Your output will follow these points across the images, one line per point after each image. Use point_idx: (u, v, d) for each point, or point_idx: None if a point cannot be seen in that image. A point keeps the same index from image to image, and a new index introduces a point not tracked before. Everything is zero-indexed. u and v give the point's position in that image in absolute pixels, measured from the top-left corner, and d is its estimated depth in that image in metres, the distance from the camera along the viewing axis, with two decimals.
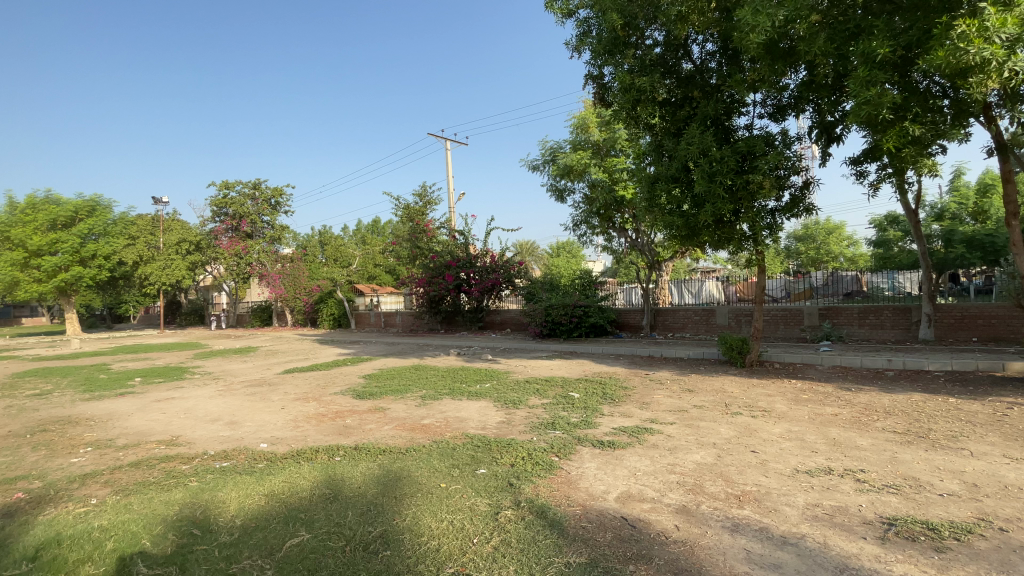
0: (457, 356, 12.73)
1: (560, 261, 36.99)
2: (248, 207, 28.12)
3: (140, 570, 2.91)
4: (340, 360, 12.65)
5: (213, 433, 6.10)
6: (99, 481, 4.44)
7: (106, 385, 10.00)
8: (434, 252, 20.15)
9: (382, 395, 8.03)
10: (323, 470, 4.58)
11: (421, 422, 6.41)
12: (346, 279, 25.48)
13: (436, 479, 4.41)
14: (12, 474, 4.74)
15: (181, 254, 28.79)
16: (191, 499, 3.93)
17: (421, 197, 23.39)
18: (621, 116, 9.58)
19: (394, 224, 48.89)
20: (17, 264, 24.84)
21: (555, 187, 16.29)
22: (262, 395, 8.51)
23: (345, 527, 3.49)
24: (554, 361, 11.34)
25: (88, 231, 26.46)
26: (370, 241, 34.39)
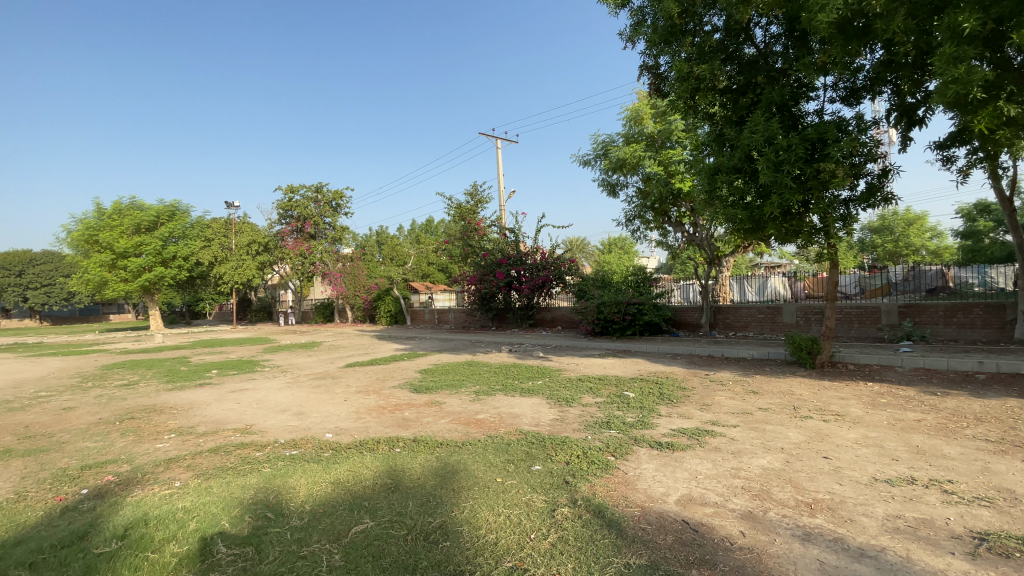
0: (509, 353, 12.80)
1: (612, 258, 36.38)
2: (311, 210, 29.62)
3: (222, 547, 3.12)
4: (396, 355, 13.07)
5: (282, 423, 6.47)
6: (183, 465, 4.82)
7: (187, 377, 10.85)
8: (485, 250, 20.33)
9: (438, 390, 8.22)
10: (384, 460, 4.74)
11: (476, 417, 6.49)
12: (402, 277, 26.30)
13: (492, 473, 4.45)
14: (110, 455, 5.23)
15: (251, 254, 30.47)
16: (264, 484, 4.18)
17: (472, 196, 23.66)
18: (679, 107, 9.25)
19: (447, 223, 49.95)
20: (107, 264, 27.38)
21: (607, 182, 16.03)
22: (326, 388, 8.95)
23: (406, 516, 3.60)
24: (608, 359, 11.16)
25: (168, 234, 28.78)
26: (425, 241, 35.31)
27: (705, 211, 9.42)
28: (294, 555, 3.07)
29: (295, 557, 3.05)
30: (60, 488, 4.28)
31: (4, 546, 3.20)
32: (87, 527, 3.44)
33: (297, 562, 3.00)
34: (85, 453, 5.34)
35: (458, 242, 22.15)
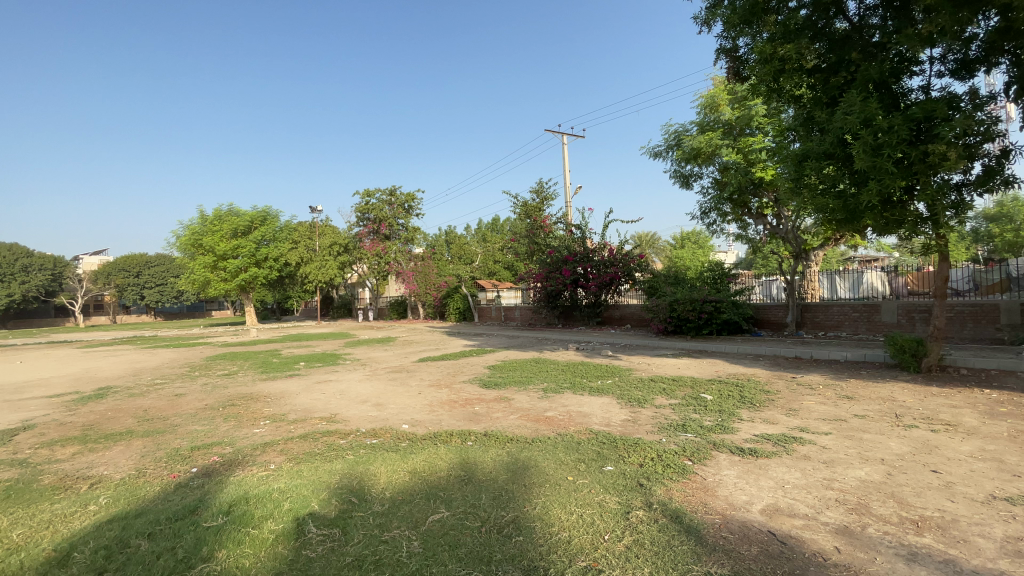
0: (577, 351, 12.67)
1: (685, 253, 34.94)
2: (386, 212, 31.06)
3: (313, 527, 3.35)
4: (466, 351, 13.40)
5: (362, 413, 6.84)
6: (276, 449, 5.23)
7: (278, 368, 11.78)
8: (552, 247, 20.25)
9: (508, 386, 8.31)
10: (457, 453, 4.86)
11: (546, 414, 6.50)
12: (470, 275, 26.92)
13: (564, 471, 4.43)
14: (216, 438, 5.80)
15: (333, 255, 32.68)
16: (348, 470, 4.44)
17: (537, 193, 23.64)
18: (762, 90, 8.67)
19: (514, 221, 50.39)
20: (210, 265, 30.21)
21: (679, 173, 15.42)
22: (401, 381, 9.35)
23: (480, 509, 3.67)
24: (681, 359, 10.73)
25: (261, 237, 31.35)
26: (492, 239, 35.87)
27: (789, 201, 8.80)
28: (376, 539, 3.23)
29: (377, 541, 3.21)
30: (175, 466, 4.81)
31: (133, 514, 3.64)
32: (198, 501, 3.83)
33: (379, 545, 3.15)
34: (196, 435, 5.96)
35: (525, 240, 22.25)
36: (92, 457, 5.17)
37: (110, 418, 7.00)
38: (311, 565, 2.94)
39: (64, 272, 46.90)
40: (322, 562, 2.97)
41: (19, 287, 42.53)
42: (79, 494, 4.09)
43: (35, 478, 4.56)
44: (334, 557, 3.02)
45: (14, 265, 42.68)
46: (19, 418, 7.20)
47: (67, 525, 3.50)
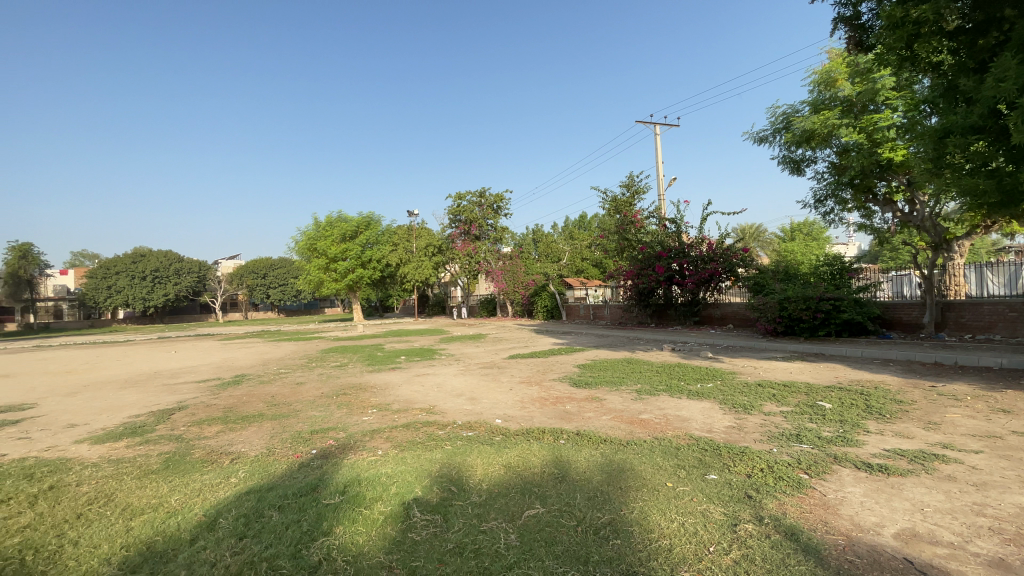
0: (673, 352, 12.14)
1: (795, 246, 31.93)
2: (476, 213, 32.05)
3: (417, 512, 3.54)
4: (556, 349, 13.41)
5: (458, 406, 7.12)
6: (382, 437, 5.62)
7: (381, 361, 12.66)
8: (644, 243, 19.61)
9: (599, 385, 8.18)
10: (551, 450, 4.88)
11: (640, 416, 6.30)
12: (558, 272, 26.92)
13: (663, 477, 4.25)
14: (330, 424, 6.37)
15: (428, 255, 34.40)
16: (447, 460, 4.64)
17: (627, 187, 22.96)
18: (889, 61, 7.69)
19: (602, 218, 49.47)
20: (323, 267, 33.13)
21: (790, 159, 14.16)
22: (493, 377, 9.60)
23: (576, 508, 3.64)
24: (791, 363, 9.84)
25: (366, 241, 33.80)
26: (581, 236, 35.50)
27: (927, 182, 7.77)
28: (475, 528, 3.33)
29: (476, 530, 3.31)
30: (298, 447, 5.35)
31: (265, 488, 4.11)
32: (317, 480, 4.22)
33: (478, 535, 3.25)
34: (314, 421, 6.59)
35: (614, 236, 21.73)
36: (232, 436, 5.92)
37: (245, 402, 7.98)
38: (416, 547, 3.11)
39: (208, 274, 54.30)
40: (425, 546, 3.13)
41: (175, 287, 49.97)
42: (223, 467, 4.70)
43: (190, 451, 5.33)
44: (437, 542, 3.17)
45: (171, 269, 50.24)
46: (177, 399, 8.46)
47: (214, 494, 4.04)
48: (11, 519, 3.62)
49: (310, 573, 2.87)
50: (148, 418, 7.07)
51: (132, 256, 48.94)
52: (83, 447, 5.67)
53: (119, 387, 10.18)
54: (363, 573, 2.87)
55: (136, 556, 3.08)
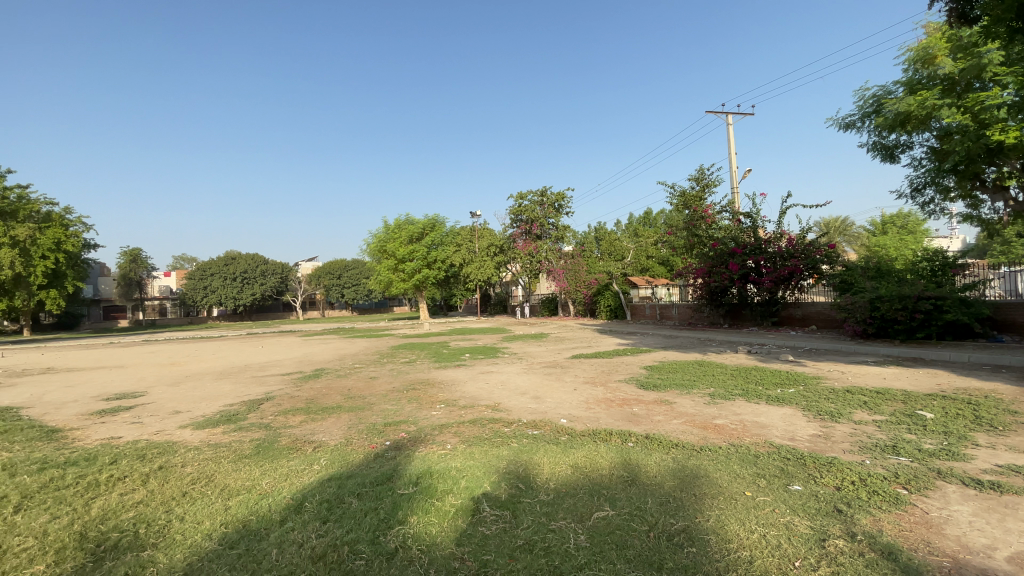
0: (748, 354, 11.49)
1: (888, 240, 29.20)
2: (537, 212, 32.12)
3: (486, 508, 3.60)
4: (621, 349, 13.12)
5: (523, 405, 7.16)
6: (450, 431, 5.77)
7: (447, 358, 13.01)
8: (715, 240, 18.75)
9: (668, 388, 7.91)
10: (619, 453, 4.78)
11: (713, 421, 6.01)
12: (622, 271, 26.36)
13: (740, 485, 4.03)
14: (402, 417, 6.63)
15: (490, 255, 34.91)
16: (514, 457, 4.68)
17: (696, 181, 22.05)
18: (996, 33, 6.83)
19: (668, 214, 47.79)
20: (392, 268, 34.54)
21: (882, 145, 12.96)
22: (557, 376, 9.56)
23: (647, 513, 3.54)
24: (885, 368, 8.99)
25: (431, 242, 34.85)
26: (646, 234, 34.53)
27: None
28: (544, 527, 3.33)
29: (545, 529, 3.31)
30: (373, 439, 5.62)
31: (344, 476, 4.35)
32: (391, 471, 4.40)
33: (547, 533, 3.24)
34: (386, 414, 6.89)
35: (683, 232, 20.95)
36: (313, 426, 6.31)
37: (324, 394, 8.50)
38: (487, 542, 3.16)
39: (289, 275, 58.37)
40: (496, 541, 3.17)
41: (261, 287, 54.17)
42: (307, 455, 5.03)
43: (277, 438, 5.74)
44: (507, 537, 3.20)
45: (257, 270, 54.50)
46: (264, 390, 9.16)
47: (299, 479, 4.32)
48: (131, 493, 4.08)
49: (387, 559, 3.00)
50: (240, 407, 7.71)
51: (224, 259, 53.60)
52: (187, 431, 6.28)
53: (215, 378, 11.18)
54: (437, 563, 2.96)
55: (234, 532, 3.36)
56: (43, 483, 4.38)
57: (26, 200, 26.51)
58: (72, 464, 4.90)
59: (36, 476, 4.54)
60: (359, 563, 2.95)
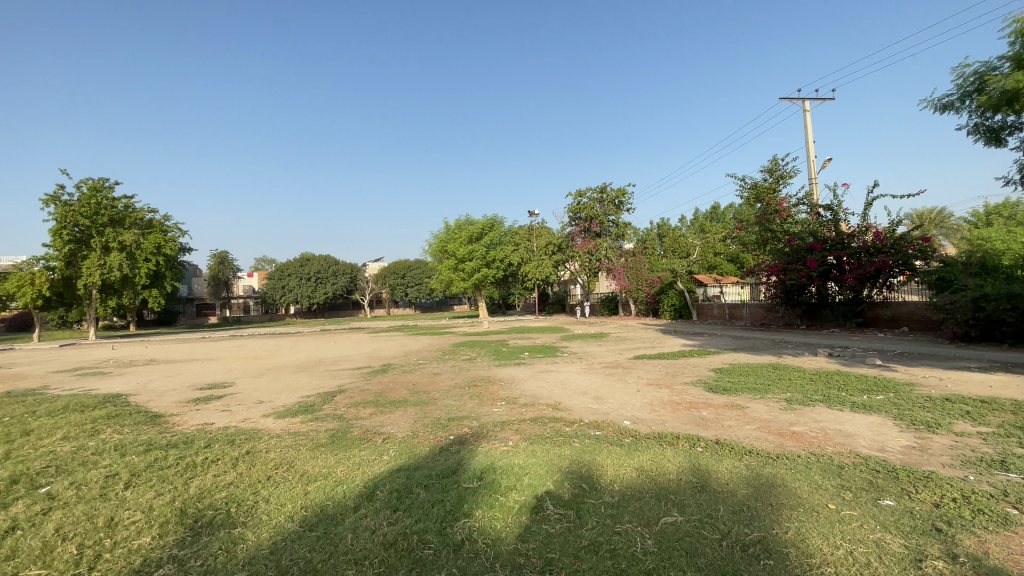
0: (829, 358, 10.71)
1: (994, 232, 26.15)
2: (597, 209, 31.66)
3: (550, 506, 3.59)
4: (686, 350, 12.64)
5: (585, 404, 7.08)
6: (512, 428, 5.81)
7: (507, 356, 13.13)
8: (791, 235, 17.62)
9: (739, 392, 7.53)
10: (687, 457, 4.61)
11: (790, 428, 5.65)
12: (687, 269, 25.41)
13: (821, 496, 3.77)
14: (464, 413, 6.77)
15: (548, 254, 34.87)
16: (577, 457, 4.64)
17: (770, 173, 20.83)
18: None
19: (737, 209, 45.45)
20: (452, 267, 35.28)
21: (986, 128, 11.59)
22: (619, 376, 9.38)
23: (718, 520, 3.39)
24: (992, 374, 8.05)
25: (490, 241, 35.29)
26: (712, 229, 33.07)
27: None
28: (609, 528, 3.28)
29: (610, 530, 3.26)
30: (437, 432, 5.78)
31: (411, 467, 4.50)
32: (456, 465, 4.50)
33: (613, 535, 3.19)
34: (450, 409, 7.07)
35: (755, 227, 19.86)
36: (382, 418, 6.59)
37: (391, 388, 8.85)
38: (552, 540, 3.15)
39: (357, 275, 61.32)
40: (560, 540, 3.16)
41: (332, 287, 57.31)
42: (377, 446, 5.26)
43: (349, 429, 6.05)
44: (571, 537, 3.18)
45: (329, 270, 57.70)
46: (336, 383, 9.68)
47: (370, 469, 4.53)
48: (222, 475, 4.46)
49: (454, 550, 3.07)
50: (315, 398, 8.19)
51: (299, 260, 57.23)
52: (269, 419, 6.76)
53: (293, 371, 11.96)
54: (502, 557, 2.99)
55: (313, 516, 3.58)
56: (150, 462, 4.88)
57: (132, 209, 29.54)
58: (173, 446, 5.42)
59: (144, 456, 5.07)
60: (428, 552, 3.05)
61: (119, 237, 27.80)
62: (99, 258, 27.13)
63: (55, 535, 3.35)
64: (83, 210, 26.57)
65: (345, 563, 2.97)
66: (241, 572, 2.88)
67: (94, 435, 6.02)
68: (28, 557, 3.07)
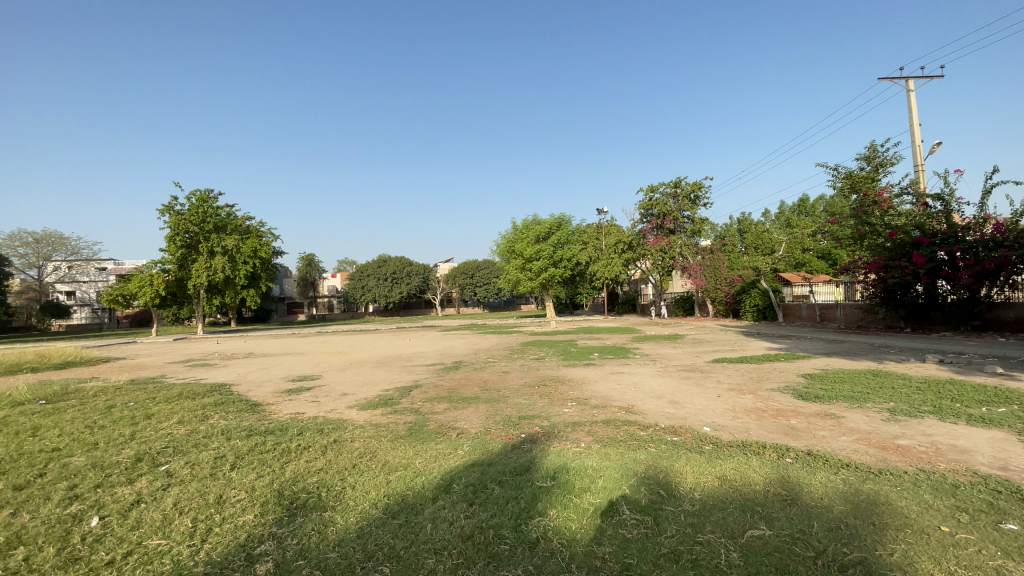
0: (940, 365, 9.60)
1: None
2: (671, 205, 30.50)
3: (626, 510, 3.50)
4: (771, 354, 11.83)
5: (660, 409, 6.84)
6: (584, 429, 5.75)
7: (577, 357, 13.02)
8: (894, 228, 15.95)
9: (834, 400, 6.92)
10: (775, 468, 4.32)
11: (896, 441, 5.10)
12: (771, 267, 23.78)
13: (934, 517, 3.37)
14: (535, 412, 6.79)
15: (618, 253, 34.16)
16: (654, 462, 4.49)
17: (867, 160, 19.00)
18: None
19: (829, 201, 41.82)
20: (520, 267, 35.40)
21: None
22: (697, 380, 8.97)
23: (813, 537, 3.13)
24: None
25: (558, 240, 35.04)
26: (798, 224, 30.73)
27: None
28: (690, 538, 3.14)
29: (691, 540, 3.12)
30: (510, 430, 5.85)
31: (486, 463, 4.59)
32: (529, 463, 4.52)
33: (694, 545, 3.05)
34: (521, 407, 7.12)
35: (850, 221, 18.18)
36: (455, 414, 6.78)
37: (463, 385, 9.08)
38: (629, 545, 3.08)
39: (429, 275, 63.57)
40: (638, 546, 3.07)
41: (406, 287, 59.82)
42: (451, 441, 5.41)
43: (425, 423, 6.28)
44: (649, 543, 3.08)
45: (403, 271, 60.25)
46: (412, 378, 10.08)
47: (446, 462, 4.67)
48: (312, 461, 4.79)
49: (529, 548, 3.09)
50: (393, 393, 8.59)
51: (377, 261, 60.36)
52: (352, 411, 7.19)
53: (372, 366, 12.62)
54: (578, 559, 2.96)
55: (394, 505, 3.74)
56: (251, 446, 5.35)
57: (233, 216, 32.60)
58: (270, 433, 5.92)
59: (246, 440, 5.58)
60: (504, 548, 3.08)
61: (222, 243, 30.80)
62: (205, 261, 30.20)
63: (175, 508, 3.77)
64: (193, 218, 29.63)
65: (425, 552, 3.08)
66: (331, 553, 3.08)
67: (204, 421, 6.71)
68: (154, 526, 3.48)
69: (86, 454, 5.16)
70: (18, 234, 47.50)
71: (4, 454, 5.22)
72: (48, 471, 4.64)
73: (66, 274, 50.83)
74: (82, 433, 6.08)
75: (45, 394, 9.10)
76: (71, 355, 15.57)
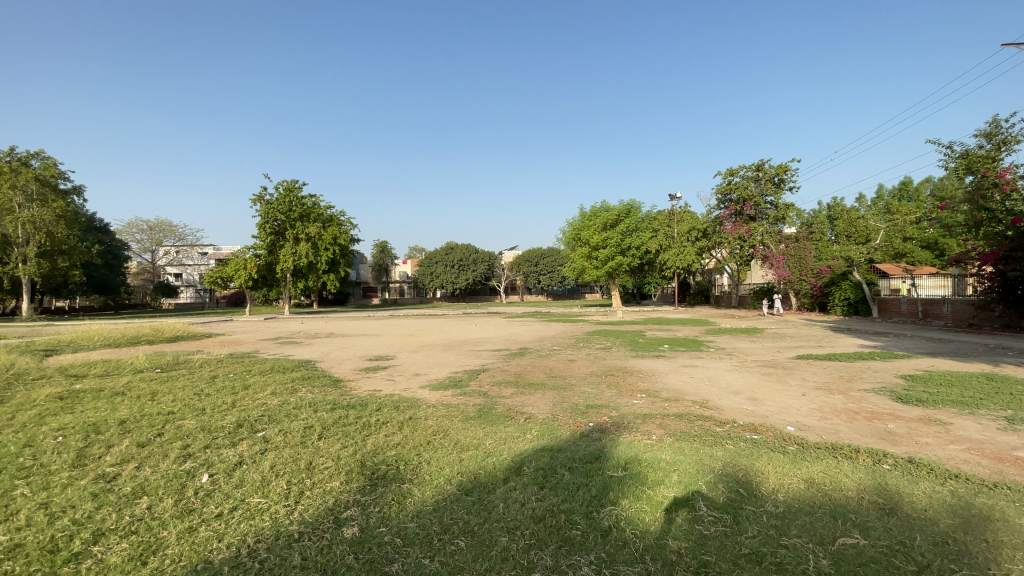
0: None
1: None
2: (752, 189, 28.76)
3: (702, 506, 3.39)
4: (864, 352, 10.89)
5: (737, 405, 6.52)
6: (655, 422, 5.59)
7: (646, 348, 12.70)
8: (1018, 214, 13.91)
9: (939, 405, 6.24)
10: (870, 475, 3.98)
11: (1015, 453, 4.52)
12: (865, 257, 21.70)
13: None
14: (603, 401, 6.72)
15: (691, 240, 32.78)
16: (732, 459, 4.30)
17: (987, 138, 16.67)
18: None
19: (937, 183, 37.60)
20: (586, 254, 34.66)
21: None
22: (779, 377, 8.46)
23: (914, 551, 2.85)
24: None
25: (626, 228, 33.92)
26: (900, 209, 27.67)
27: None
28: (774, 540, 2.98)
29: (775, 542, 2.96)
30: (577, 418, 5.84)
31: (554, 449, 4.61)
32: (599, 452, 4.49)
33: (779, 548, 2.89)
34: (588, 396, 7.07)
35: (965, 206, 16.05)
36: (523, 398, 6.89)
37: (531, 371, 9.17)
38: (707, 542, 2.97)
39: (494, 262, 64.76)
40: (717, 543, 2.96)
41: (473, 273, 61.09)
42: (520, 424, 5.50)
43: (493, 406, 6.42)
44: (729, 542, 2.97)
45: (471, 258, 61.51)
46: (479, 362, 10.30)
47: (516, 445, 4.74)
48: (391, 436, 5.06)
49: (601, 535, 3.08)
50: (463, 375, 8.88)
51: (445, 249, 62.13)
52: (424, 391, 7.50)
53: (441, 349, 13.09)
54: (651, 551, 2.91)
55: (467, 482, 3.87)
56: (335, 419, 5.74)
57: (316, 205, 34.80)
58: (351, 407, 6.32)
59: (331, 413, 6.00)
60: (576, 533, 3.09)
61: (306, 230, 33.07)
62: (292, 247, 32.65)
63: (272, 470, 4.15)
64: (280, 206, 32.19)
65: (498, 529, 3.15)
66: (411, 523, 3.23)
67: (293, 393, 7.29)
68: (254, 486, 3.83)
69: (195, 418, 5.74)
70: (135, 222, 53.84)
71: (130, 414, 5.95)
72: (166, 432, 5.23)
73: (175, 258, 57.15)
74: (191, 399, 6.82)
75: (160, 363, 10.27)
76: (180, 330, 17.45)
